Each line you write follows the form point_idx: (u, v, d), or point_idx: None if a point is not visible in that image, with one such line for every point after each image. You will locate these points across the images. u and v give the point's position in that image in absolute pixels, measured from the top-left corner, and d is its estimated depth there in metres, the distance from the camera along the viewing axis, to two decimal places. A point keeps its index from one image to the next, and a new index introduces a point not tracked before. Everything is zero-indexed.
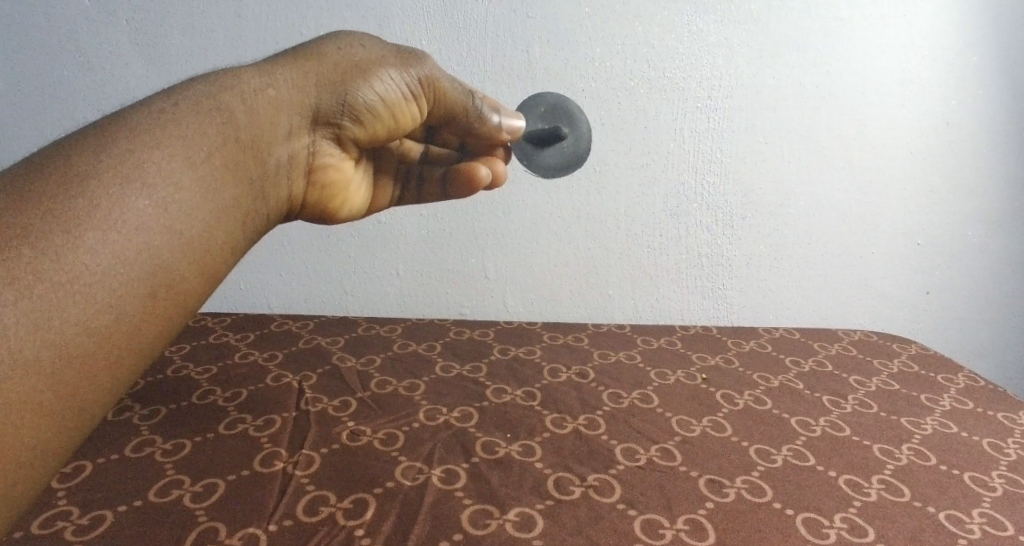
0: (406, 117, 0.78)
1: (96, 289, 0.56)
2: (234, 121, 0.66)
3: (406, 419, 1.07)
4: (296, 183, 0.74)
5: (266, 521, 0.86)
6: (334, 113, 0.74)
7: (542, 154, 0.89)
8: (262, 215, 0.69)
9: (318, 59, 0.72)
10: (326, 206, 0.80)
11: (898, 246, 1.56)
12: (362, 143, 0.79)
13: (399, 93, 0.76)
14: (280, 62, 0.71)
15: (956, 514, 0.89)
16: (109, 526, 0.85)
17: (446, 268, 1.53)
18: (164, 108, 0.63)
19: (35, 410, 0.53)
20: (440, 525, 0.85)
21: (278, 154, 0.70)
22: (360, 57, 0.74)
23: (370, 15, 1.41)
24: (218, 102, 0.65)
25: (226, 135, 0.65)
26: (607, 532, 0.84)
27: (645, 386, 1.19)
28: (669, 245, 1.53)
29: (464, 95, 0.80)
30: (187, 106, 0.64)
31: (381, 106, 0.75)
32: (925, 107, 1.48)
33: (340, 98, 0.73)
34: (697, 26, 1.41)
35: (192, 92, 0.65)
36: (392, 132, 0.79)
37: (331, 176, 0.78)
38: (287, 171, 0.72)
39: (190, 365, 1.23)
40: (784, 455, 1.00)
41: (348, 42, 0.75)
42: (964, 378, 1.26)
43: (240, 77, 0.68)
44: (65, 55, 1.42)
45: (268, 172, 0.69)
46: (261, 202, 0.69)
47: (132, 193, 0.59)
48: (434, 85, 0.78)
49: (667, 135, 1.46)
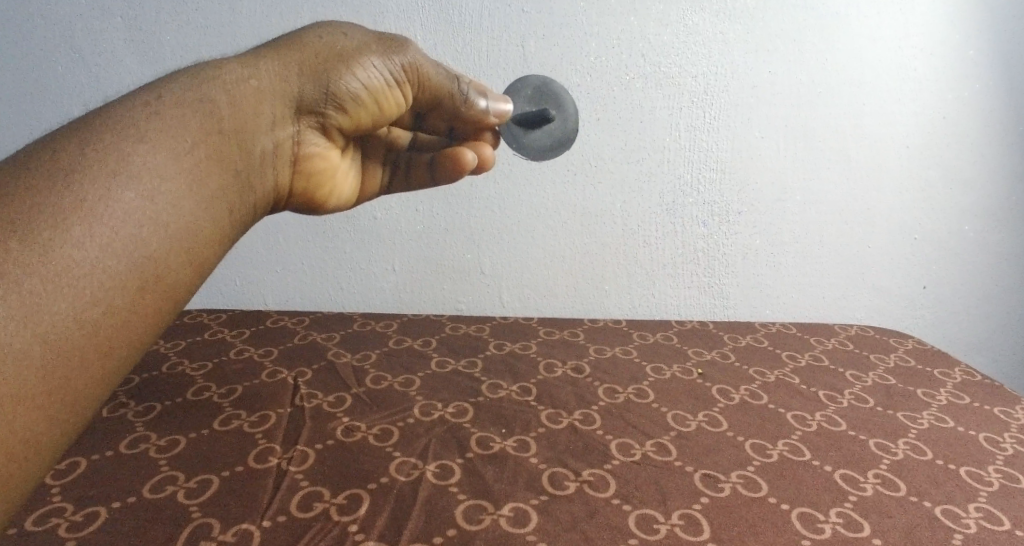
0: (390, 104, 0.78)
1: (84, 281, 0.55)
2: (217, 113, 0.65)
3: (401, 415, 1.07)
4: (282, 172, 0.73)
5: (260, 517, 0.86)
6: (317, 102, 0.73)
7: (529, 136, 0.88)
8: (249, 205, 0.69)
9: (299, 47, 0.72)
10: (313, 195, 0.79)
11: (894, 239, 1.56)
12: (348, 132, 0.79)
13: (382, 81, 0.75)
14: (262, 52, 0.71)
15: (952, 509, 0.89)
16: (103, 522, 0.85)
17: (443, 262, 1.53)
18: (147, 101, 0.63)
19: (30, 402, 0.53)
20: (433, 520, 0.85)
21: (264, 144, 0.70)
22: (342, 46, 0.73)
23: (365, 11, 1.40)
24: (201, 94, 0.65)
25: (210, 126, 0.64)
26: (601, 527, 0.84)
27: (640, 381, 1.19)
28: (664, 240, 1.53)
29: (448, 79, 0.80)
30: (170, 99, 0.64)
31: (365, 94, 0.75)
32: (922, 102, 1.48)
33: (323, 86, 0.73)
34: (692, 20, 1.40)
35: (175, 84, 0.65)
36: (377, 120, 0.79)
37: (317, 165, 0.77)
38: (273, 161, 0.71)
39: (185, 361, 1.23)
40: (780, 450, 0.99)
41: (328, 29, 0.74)
42: (961, 373, 1.26)
43: (223, 68, 0.67)
44: (59, 51, 1.42)
45: (254, 162, 0.69)
46: (247, 192, 0.68)
47: (118, 185, 0.58)
48: (418, 70, 0.78)
49: (662, 130, 1.46)
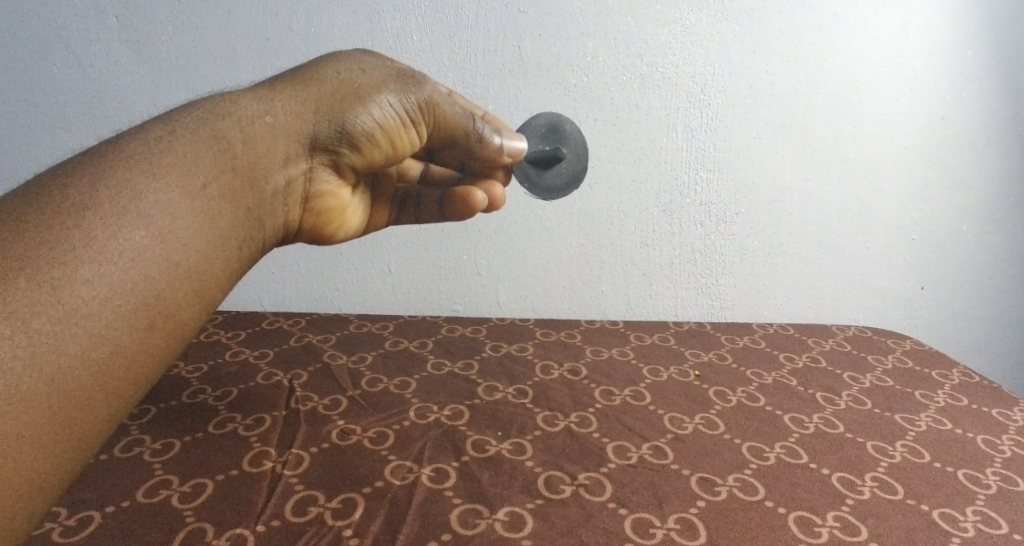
0: (404, 142, 0.77)
1: (92, 321, 0.54)
2: (231, 150, 0.64)
3: (397, 418, 1.06)
4: (292, 209, 0.72)
5: (254, 522, 0.85)
6: (331, 140, 0.73)
7: (543, 175, 0.90)
8: (259, 241, 0.68)
9: (315, 82, 0.71)
10: (322, 230, 0.79)
11: (892, 239, 1.55)
12: (359, 169, 0.78)
13: (396, 119, 0.75)
14: (279, 87, 0.70)
15: (949, 512, 0.88)
16: (98, 527, 0.84)
17: (440, 263, 1.52)
18: (160, 136, 0.62)
19: (33, 444, 0.51)
20: (428, 525, 0.85)
21: (275, 181, 0.69)
22: (359, 82, 0.73)
23: (360, 11, 1.40)
24: (215, 130, 0.64)
25: (222, 164, 0.63)
26: (596, 531, 0.84)
27: (636, 383, 1.18)
28: (660, 240, 1.52)
29: (465, 117, 0.80)
30: (184, 134, 0.63)
31: (378, 131, 0.75)
32: (920, 103, 1.47)
33: (338, 124, 0.72)
34: (689, 20, 1.39)
35: (189, 119, 0.64)
36: (391, 158, 0.79)
37: (328, 203, 0.77)
38: (283, 198, 0.70)
39: (180, 364, 1.22)
40: (777, 453, 0.99)
41: (345, 64, 0.73)
42: (959, 374, 1.25)
43: (238, 104, 0.67)
44: (53, 52, 1.41)
45: (266, 200, 0.68)
46: (257, 229, 0.67)
47: (128, 223, 0.57)
48: (433, 109, 0.78)
49: (659, 130, 1.45)
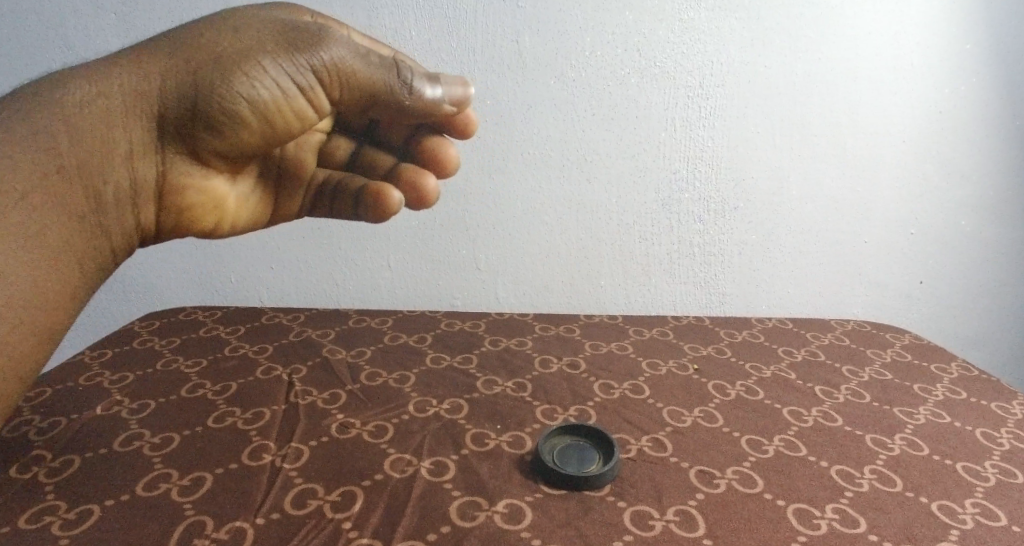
0: (281, 116, 0.87)
1: None
2: (58, 147, 0.79)
3: (396, 411, 1.07)
4: (144, 200, 0.87)
5: (253, 515, 0.86)
6: (198, 117, 0.84)
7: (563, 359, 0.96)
8: (99, 243, 0.83)
9: (183, 53, 0.83)
10: (205, 218, 0.93)
11: (890, 233, 1.55)
12: (236, 156, 0.90)
13: (268, 94, 0.84)
14: (144, 62, 0.83)
15: (948, 505, 0.89)
16: (96, 520, 0.85)
17: (439, 258, 1.52)
18: (15, 119, 0.78)
19: None
20: (428, 517, 0.85)
21: (115, 181, 0.83)
22: (225, 57, 0.83)
23: (359, 6, 1.40)
24: (43, 127, 0.79)
25: (44, 167, 0.78)
26: (596, 524, 0.84)
27: (635, 376, 1.18)
28: (660, 234, 1.52)
29: (377, 72, 0.87)
30: (18, 126, 0.78)
31: (252, 106, 0.84)
32: (918, 96, 1.47)
33: (203, 99, 0.83)
34: (688, 14, 1.39)
35: (21, 107, 0.79)
36: (272, 136, 0.89)
37: (193, 196, 0.90)
38: (129, 193, 0.85)
39: (180, 359, 1.23)
40: (776, 446, 0.99)
41: (227, 32, 0.84)
42: (958, 367, 1.26)
43: (68, 92, 0.81)
44: (55, 50, 1.44)
45: (103, 199, 0.83)
46: (93, 233, 0.83)
47: None
48: (339, 67, 0.86)
49: (657, 124, 1.45)
